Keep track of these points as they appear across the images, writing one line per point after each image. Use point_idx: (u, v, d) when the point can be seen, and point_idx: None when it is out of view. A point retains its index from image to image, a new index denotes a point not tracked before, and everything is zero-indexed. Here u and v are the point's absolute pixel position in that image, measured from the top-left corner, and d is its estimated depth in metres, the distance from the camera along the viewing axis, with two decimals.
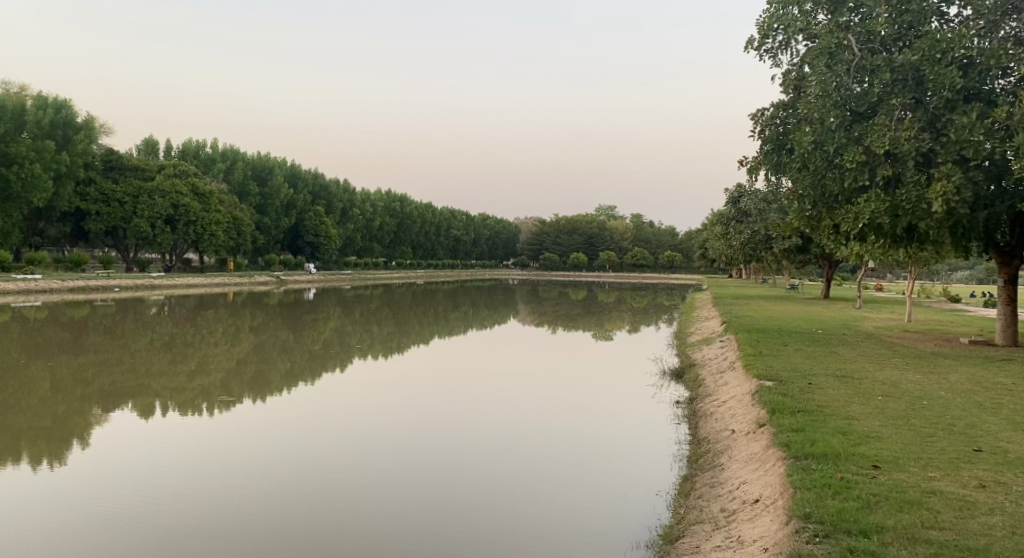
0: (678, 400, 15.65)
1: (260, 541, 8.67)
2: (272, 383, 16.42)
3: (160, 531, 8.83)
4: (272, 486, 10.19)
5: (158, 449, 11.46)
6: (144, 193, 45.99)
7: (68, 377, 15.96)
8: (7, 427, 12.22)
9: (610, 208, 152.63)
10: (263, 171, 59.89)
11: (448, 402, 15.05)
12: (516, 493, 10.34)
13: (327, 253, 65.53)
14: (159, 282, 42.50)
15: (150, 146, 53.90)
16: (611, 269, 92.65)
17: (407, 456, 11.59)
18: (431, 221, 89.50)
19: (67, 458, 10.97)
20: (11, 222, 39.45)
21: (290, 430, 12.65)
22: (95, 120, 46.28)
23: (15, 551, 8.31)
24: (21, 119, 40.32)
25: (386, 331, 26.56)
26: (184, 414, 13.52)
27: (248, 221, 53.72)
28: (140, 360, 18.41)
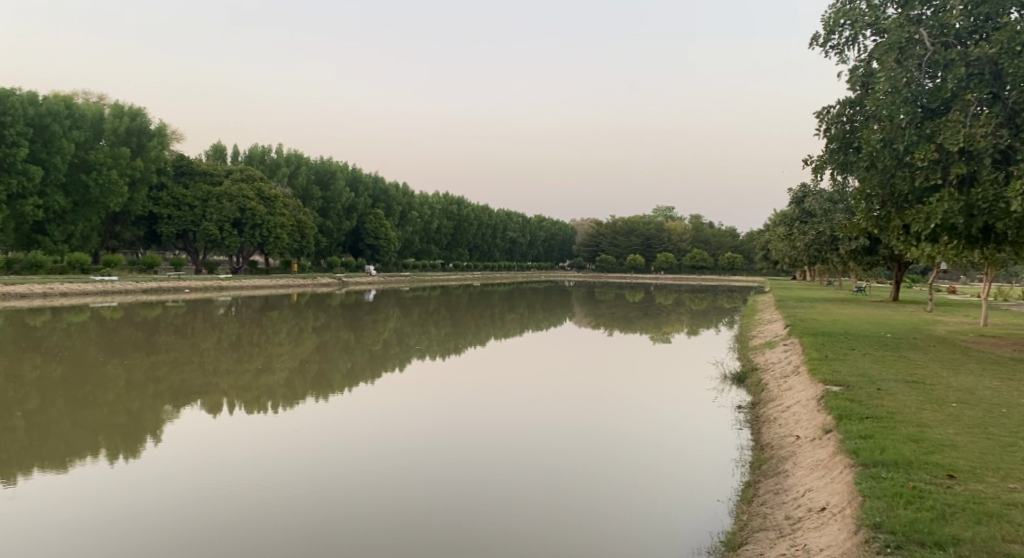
0: (740, 404, 15.39)
1: (320, 539, 8.78)
2: (333, 382, 16.73)
3: (222, 526, 9.02)
4: (337, 483, 10.39)
5: (228, 445, 11.83)
6: (213, 196, 47.33)
7: (141, 374, 16.58)
8: (85, 421, 12.76)
9: (669, 209, 151.26)
10: (325, 176, 61.01)
11: (507, 403, 15.09)
12: (576, 497, 10.32)
13: (387, 255, 66.52)
14: (226, 282, 43.87)
15: (219, 152, 55.63)
16: (669, 271, 91.49)
17: (466, 456, 11.67)
18: (488, 223, 89.94)
19: (140, 452, 11.41)
20: (91, 226, 41.15)
21: (350, 429, 12.85)
22: (167, 127, 47.92)
23: (98, 537, 8.72)
24: (98, 127, 42.11)
25: (444, 332, 26.87)
26: (250, 410, 13.92)
27: (312, 224, 54.82)
28: (208, 359, 18.95)
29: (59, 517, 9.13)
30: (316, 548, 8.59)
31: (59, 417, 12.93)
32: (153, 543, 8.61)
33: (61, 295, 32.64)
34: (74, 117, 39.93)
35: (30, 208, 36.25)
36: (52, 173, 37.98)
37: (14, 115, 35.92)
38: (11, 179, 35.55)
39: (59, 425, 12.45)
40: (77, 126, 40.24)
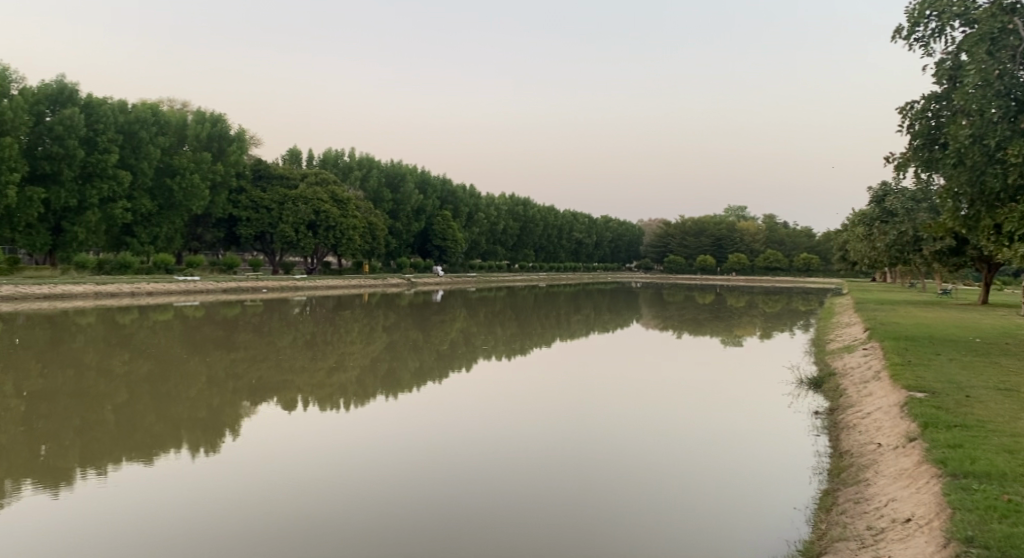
0: (817, 410, 14.96)
1: (385, 534, 8.92)
2: (404, 381, 16.92)
3: (292, 518, 9.28)
4: (406, 480, 10.52)
5: (303, 440, 12.13)
6: (289, 199, 48.54)
7: (221, 371, 17.14)
8: (169, 415, 13.25)
9: (741, 208, 148.50)
10: (395, 178, 61.99)
11: (576, 404, 15.01)
12: (645, 502, 10.14)
13: (454, 256, 67.09)
14: (300, 282, 44.99)
15: (294, 156, 57.15)
16: (741, 272, 89.61)
17: (530, 456, 11.68)
18: (555, 224, 89.84)
19: (219, 445, 11.79)
20: (175, 228, 42.67)
21: (418, 428, 12.95)
22: (246, 132, 49.55)
23: (177, 524, 9.07)
24: (182, 133, 43.89)
25: (513, 332, 26.96)
26: (323, 407, 14.21)
27: (382, 226, 55.69)
28: (284, 356, 19.46)
29: (143, 505, 9.53)
30: (384, 542, 8.74)
31: (144, 411, 13.46)
32: (228, 538, 8.77)
33: (147, 294, 33.92)
34: (160, 123, 41.69)
35: (119, 211, 37.75)
36: (140, 178, 39.65)
37: (105, 122, 37.53)
38: (102, 184, 37.10)
39: (145, 419, 12.97)
40: (163, 132, 42.04)
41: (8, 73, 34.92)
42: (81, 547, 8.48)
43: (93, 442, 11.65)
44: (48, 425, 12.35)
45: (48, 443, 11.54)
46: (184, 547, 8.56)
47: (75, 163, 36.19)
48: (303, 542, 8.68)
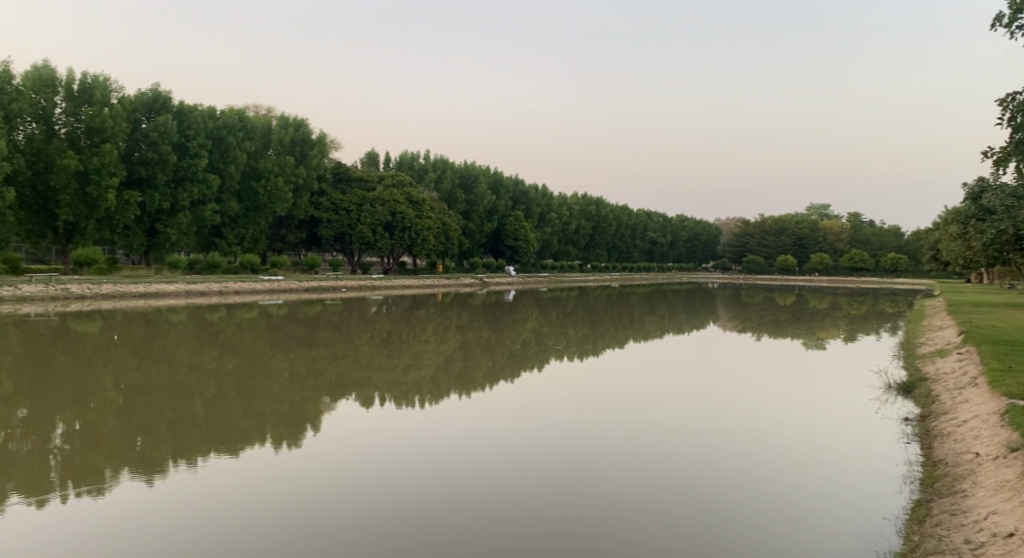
0: (907, 416, 14.33)
1: (460, 532, 8.97)
2: (477, 379, 17.02)
3: (369, 511, 9.44)
4: (481, 479, 10.53)
5: (380, 436, 12.32)
6: (367, 201, 49.49)
7: (303, 367, 17.62)
8: (255, 410, 13.66)
9: (824, 205, 143.89)
10: (469, 179, 62.51)
11: (654, 406, 14.80)
12: (727, 508, 9.89)
13: (526, 256, 67.14)
14: (378, 283, 45.83)
15: (371, 159, 58.29)
16: (824, 273, 86.85)
17: (604, 457, 11.58)
18: (628, 224, 89.02)
19: (301, 440, 12.08)
20: (260, 230, 44.07)
21: (493, 426, 12.99)
22: (328, 136, 50.90)
23: (261, 512, 9.35)
24: (268, 137, 45.56)
25: (585, 332, 26.82)
26: (399, 405, 14.40)
27: (456, 226, 56.20)
28: (361, 354, 19.79)
29: (230, 494, 9.83)
30: (461, 539, 8.80)
31: (231, 405, 13.91)
32: (309, 528, 9.00)
33: (234, 293, 35.14)
34: (246, 128, 43.36)
35: (209, 213, 39.24)
36: (227, 181, 41.09)
37: (196, 128, 39.08)
38: (192, 187, 38.62)
39: (232, 413, 13.39)
40: (249, 137, 43.70)
41: (108, 82, 36.66)
42: (171, 532, 8.83)
43: (184, 434, 12.11)
44: (144, 417, 12.93)
45: (143, 434, 12.06)
46: (267, 534, 8.84)
47: (168, 168, 37.80)
48: (381, 536, 8.83)
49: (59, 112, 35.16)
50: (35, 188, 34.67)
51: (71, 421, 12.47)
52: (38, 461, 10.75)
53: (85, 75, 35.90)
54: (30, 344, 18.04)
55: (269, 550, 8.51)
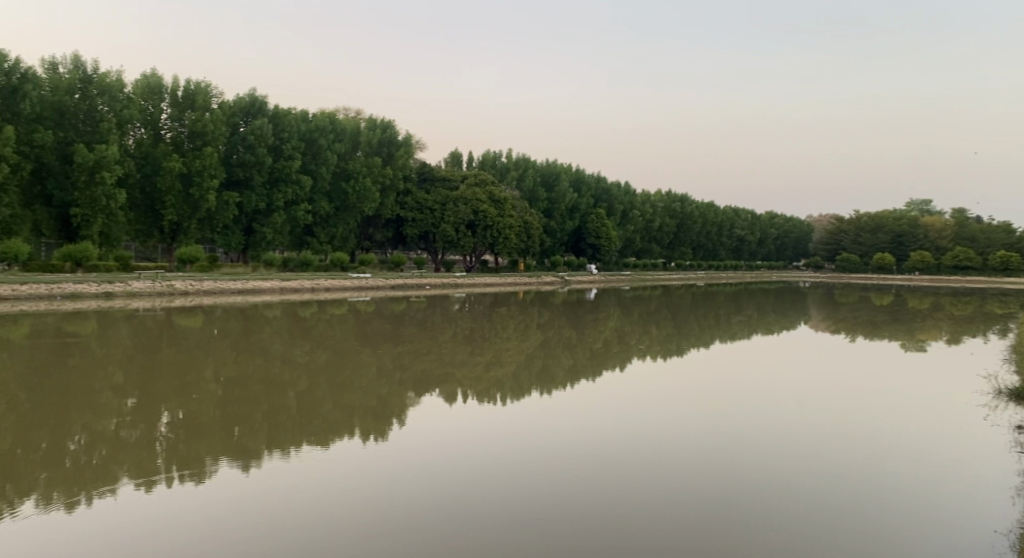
0: (1019, 425, 13.47)
1: (545, 528, 8.96)
2: (559, 377, 16.95)
3: (456, 503, 9.54)
4: (566, 476, 10.49)
5: (466, 431, 12.43)
6: (451, 200, 50.05)
7: (389, 362, 17.96)
8: (344, 403, 13.96)
9: (925, 202, 137.34)
10: (550, 177, 63.26)
11: (742, 407, 14.41)
12: (820, 514, 9.55)
13: (609, 254, 66.45)
14: (461, 281, 46.26)
15: (455, 159, 59.05)
16: (925, 271, 82.84)
17: (689, 456, 11.39)
18: (714, 221, 87.31)
19: (388, 433, 12.27)
20: (350, 229, 45.08)
21: (575, 423, 12.91)
22: (414, 137, 51.85)
23: (353, 499, 9.58)
24: (356, 139, 46.90)
25: (669, 332, 26.36)
26: (481, 401, 14.47)
27: (538, 225, 56.14)
28: (446, 350, 20.01)
29: (323, 482, 10.09)
30: (546, 536, 8.80)
31: (321, 398, 14.27)
32: (396, 517, 9.16)
33: (324, 290, 36.14)
34: (336, 131, 44.66)
35: (302, 213, 40.44)
36: (318, 182, 42.30)
37: (289, 131, 40.43)
38: (287, 188, 39.90)
39: (322, 406, 13.74)
40: (339, 139, 44.99)
41: (210, 88, 38.41)
42: (267, 515, 9.16)
43: (278, 425, 12.48)
44: (241, 408, 13.40)
45: (240, 424, 12.49)
46: (359, 521, 9.05)
47: (264, 169, 39.21)
48: (466, 529, 8.92)
49: (165, 117, 37.25)
50: (142, 189, 36.49)
51: (174, 411, 13.03)
52: (144, 447, 11.26)
53: (188, 82, 37.76)
54: (138, 337, 19.01)
55: (360, 536, 8.74)
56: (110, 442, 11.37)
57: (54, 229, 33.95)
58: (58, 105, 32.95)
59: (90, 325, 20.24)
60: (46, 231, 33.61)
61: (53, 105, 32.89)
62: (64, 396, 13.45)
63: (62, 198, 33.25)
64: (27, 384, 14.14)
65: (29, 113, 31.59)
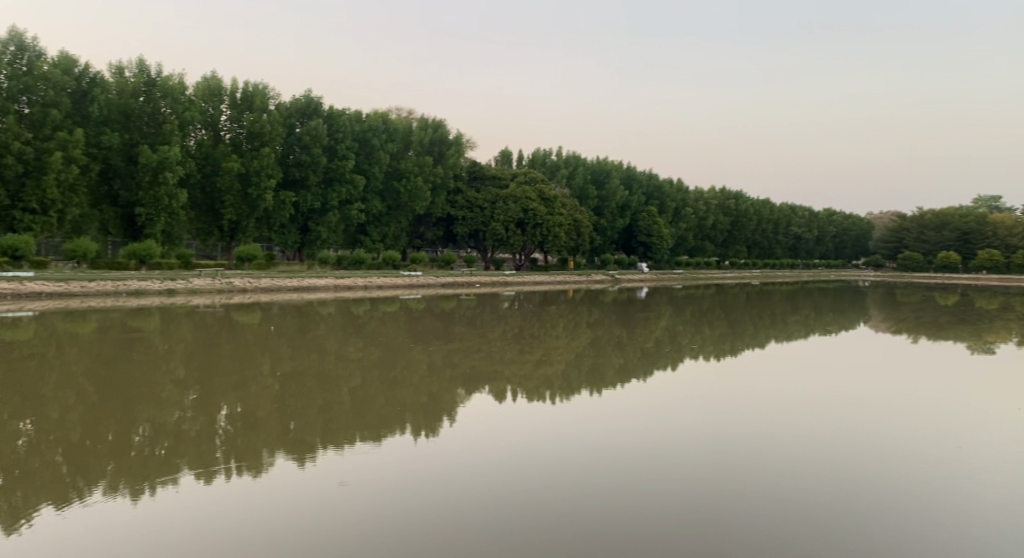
0: None
1: (592, 525, 9.03)
2: (609, 376, 16.96)
3: (504, 498, 9.67)
4: (614, 473, 10.53)
5: (516, 428, 12.56)
6: (501, 199, 50.21)
7: (440, 359, 18.18)
8: (395, 400, 14.19)
9: (995, 198, 132.48)
10: (600, 175, 62.93)
11: (795, 408, 14.22)
12: (872, 517, 9.42)
13: (661, 252, 65.76)
14: (510, 279, 46.45)
15: (506, 157, 59.34)
16: (993, 270, 79.96)
17: (739, 456, 11.32)
18: (770, 219, 85.88)
19: (439, 429, 12.45)
20: (402, 227, 45.62)
21: (625, 422, 12.94)
22: (465, 136, 52.27)
23: (405, 492, 9.79)
24: (408, 139, 47.46)
25: (722, 331, 26.08)
26: (531, 399, 14.57)
27: (588, 222, 55.89)
28: (496, 348, 20.16)
29: (376, 475, 10.33)
30: (593, 532, 8.88)
31: (374, 394, 14.54)
32: (446, 510, 9.33)
33: (376, 288, 36.66)
34: (389, 131, 45.29)
35: (355, 212, 41.09)
36: (371, 181, 42.94)
37: (344, 131, 41.15)
38: (341, 188, 40.59)
39: (375, 401, 14.00)
40: (392, 138, 45.59)
41: (267, 90, 39.30)
42: (322, 504, 9.42)
43: (332, 420, 12.76)
44: (297, 403, 13.75)
45: (296, 418, 12.82)
46: (410, 512, 9.25)
47: (320, 170, 39.93)
48: (514, 523, 9.04)
49: (225, 119, 38.25)
50: (203, 189, 37.54)
51: (233, 405, 13.42)
52: (204, 440, 11.64)
53: (247, 84, 38.70)
54: (199, 332, 19.60)
55: (411, 527, 8.94)
56: (172, 434, 11.79)
57: (120, 228, 35.13)
58: (124, 108, 34.15)
59: (154, 320, 20.96)
60: (112, 230, 34.82)
61: (119, 108, 34.07)
62: (130, 390, 13.99)
63: (127, 198, 34.40)
64: (95, 377, 14.73)
65: (98, 115, 32.78)
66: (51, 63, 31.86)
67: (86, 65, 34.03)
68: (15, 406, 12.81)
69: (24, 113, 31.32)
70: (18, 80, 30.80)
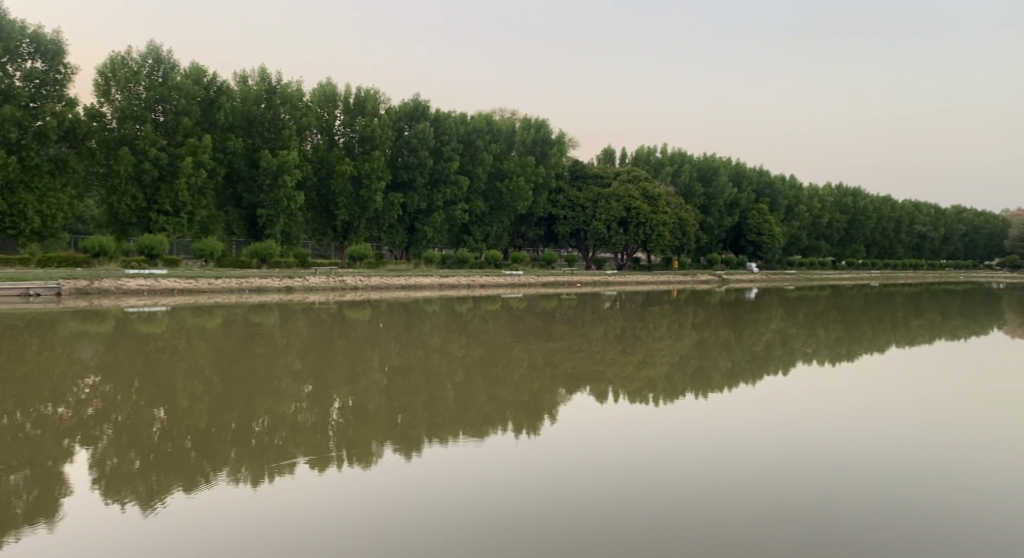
0: None
1: (687, 525, 9.08)
2: (714, 380, 16.79)
3: (605, 497, 9.80)
4: (712, 474, 10.53)
5: (618, 429, 12.68)
6: (603, 198, 50.06)
7: (541, 358, 18.45)
8: (498, 398, 14.53)
9: None
10: (707, 172, 61.83)
11: (909, 415, 13.70)
12: (984, 531, 9.10)
13: (771, 253, 63.65)
14: (612, 278, 46.37)
15: (609, 156, 59.24)
16: None
17: (845, 463, 11.08)
18: (891, 217, 82.00)
19: (540, 428, 12.70)
20: (504, 227, 46.29)
21: (728, 426, 12.84)
22: (567, 135, 52.41)
23: (508, 488, 10.08)
24: (512, 139, 48.08)
25: (836, 336, 25.24)
26: (634, 401, 14.62)
27: (694, 221, 54.94)
28: (597, 349, 20.26)
29: (480, 470, 10.70)
30: (688, 532, 8.94)
31: (477, 391, 14.92)
32: (545, 506, 9.54)
33: (479, 286, 37.36)
34: (493, 132, 46.01)
35: (460, 213, 42.02)
36: (475, 182, 43.77)
37: (449, 133, 42.12)
38: (446, 189, 41.60)
39: (478, 398, 14.39)
40: (495, 139, 46.27)
41: (378, 95, 40.69)
42: (427, 495, 9.86)
43: (437, 416, 13.22)
44: (404, 398, 14.29)
45: (404, 413, 13.35)
46: (509, 506, 9.54)
47: (426, 171, 41.10)
48: (608, 519, 9.21)
49: (338, 124, 39.84)
50: (318, 191, 39.31)
51: (346, 398, 14.12)
52: (319, 430, 12.31)
53: (360, 89, 40.20)
54: (314, 328, 20.62)
55: (511, 518, 9.25)
56: (289, 425, 12.52)
57: (243, 229, 37.19)
58: (247, 114, 36.18)
59: (273, 316, 22.17)
60: (236, 230, 36.92)
61: (243, 114, 36.07)
62: (253, 381, 14.93)
63: (249, 200, 36.40)
64: (221, 368, 15.78)
65: (223, 122, 34.86)
66: (183, 74, 34.08)
67: (214, 75, 36.22)
68: (150, 394, 13.90)
69: (159, 121, 33.67)
70: (154, 90, 33.12)
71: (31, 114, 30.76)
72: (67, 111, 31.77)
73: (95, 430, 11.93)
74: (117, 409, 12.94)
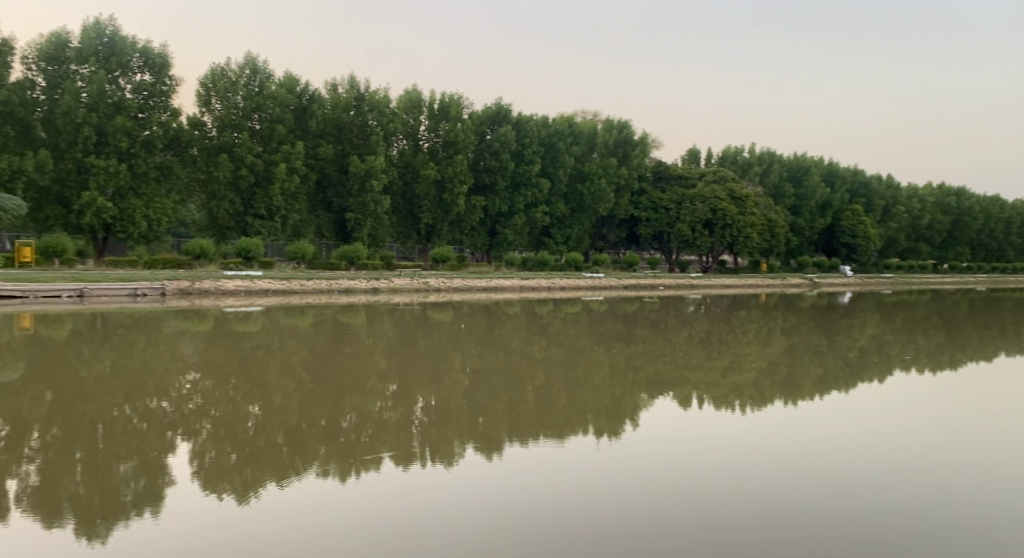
0: None
1: (765, 530, 9.01)
2: (804, 387, 16.40)
3: (682, 500, 9.82)
4: (794, 482, 10.39)
5: (700, 436, 12.60)
6: (687, 199, 49.42)
7: (622, 362, 18.44)
8: (579, 401, 14.63)
9: None
10: (798, 172, 60.19)
11: (1012, 427, 13.08)
12: None
13: (866, 255, 61.29)
14: (697, 281, 45.74)
15: (694, 157, 58.47)
16: None
17: (937, 476, 10.70)
18: (998, 217, 77.83)
19: (621, 432, 12.74)
20: (586, 229, 46.24)
21: (814, 434, 12.60)
22: (649, 135, 51.86)
23: (587, 489, 10.21)
24: (593, 141, 48.01)
25: (937, 342, 24.18)
26: (717, 407, 14.48)
27: (783, 223, 53.51)
28: (680, 353, 20.10)
29: (560, 472, 10.86)
30: (766, 536, 8.88)
31: (559, 394, 15.06)
32: (622, 508, 9.63)
33: (561, 289, 37.50)
34: (574, 134, 45.96)
35: (541, 215, 42.26)
36: (557, 184, 43.93)
37: (531, 136, 42.41)
38: (527, 191, 41.89)
39: (559, 401, 14.53)
40: (576, 141, 46.19)
41: (461, 100, 41.34)
42: (505, 493, 10.11)
43: (520, 417, 13.41)
44: (486, 399, 14.56)
45: (486, 413, 13.62)
46: (586, 506, 9.67)
47: (508, 174, 41.50)
48: (685, 523, 9.24)
49: (423, 129, 40.69)
50: (404, 195, 40.25)
51: (429, 398, 14.49)
52: (404, 429, 12.69)
53: (444, 95, 40.96)
54: (400, 328, 21.17)
55: (588, 518, 9.38)
56: (374, 423, 12.95)
57: (333, 232, 38.41)
58: (337, 121, 37.38)
59: (360, 317, 22.87)
60: (326, 234, 38.16)
61: (333, 121, 37.28)
62: (342, 380, 15.48)
63: (339, 204, 37.59)
64: (311, 367, 16.41)
65: (314, 129, 36.17)
66: (278, 84, 35.52)
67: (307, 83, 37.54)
68: (246, 391, 14.59)
69: (256, 129, 35.13)
70: (251, 100, 34.61)
71: (139, 124, 32.65)
72: (172, 121, 33.59)
73: (195, 424, 12.65)
74: (215, 404, 13.67)
